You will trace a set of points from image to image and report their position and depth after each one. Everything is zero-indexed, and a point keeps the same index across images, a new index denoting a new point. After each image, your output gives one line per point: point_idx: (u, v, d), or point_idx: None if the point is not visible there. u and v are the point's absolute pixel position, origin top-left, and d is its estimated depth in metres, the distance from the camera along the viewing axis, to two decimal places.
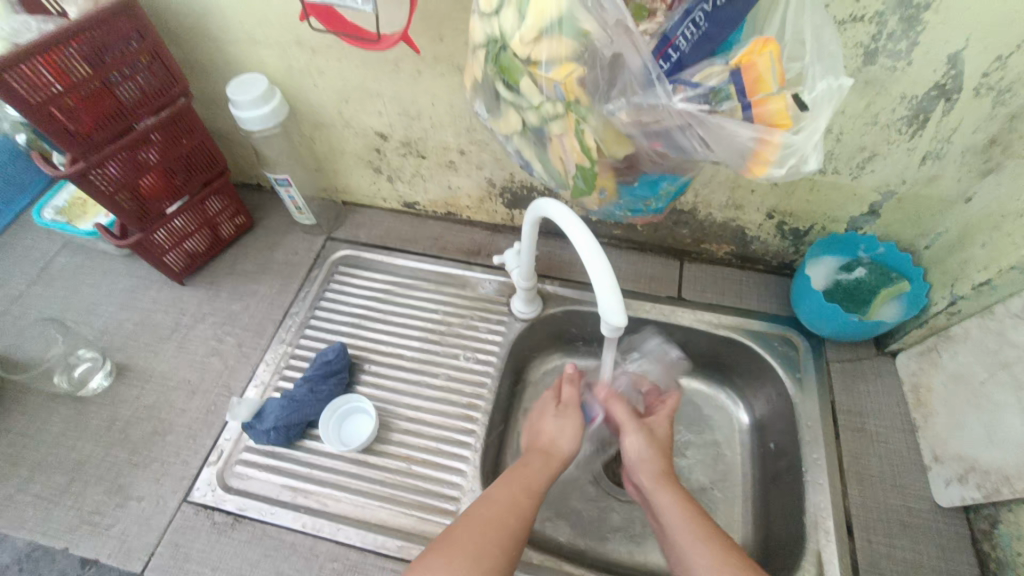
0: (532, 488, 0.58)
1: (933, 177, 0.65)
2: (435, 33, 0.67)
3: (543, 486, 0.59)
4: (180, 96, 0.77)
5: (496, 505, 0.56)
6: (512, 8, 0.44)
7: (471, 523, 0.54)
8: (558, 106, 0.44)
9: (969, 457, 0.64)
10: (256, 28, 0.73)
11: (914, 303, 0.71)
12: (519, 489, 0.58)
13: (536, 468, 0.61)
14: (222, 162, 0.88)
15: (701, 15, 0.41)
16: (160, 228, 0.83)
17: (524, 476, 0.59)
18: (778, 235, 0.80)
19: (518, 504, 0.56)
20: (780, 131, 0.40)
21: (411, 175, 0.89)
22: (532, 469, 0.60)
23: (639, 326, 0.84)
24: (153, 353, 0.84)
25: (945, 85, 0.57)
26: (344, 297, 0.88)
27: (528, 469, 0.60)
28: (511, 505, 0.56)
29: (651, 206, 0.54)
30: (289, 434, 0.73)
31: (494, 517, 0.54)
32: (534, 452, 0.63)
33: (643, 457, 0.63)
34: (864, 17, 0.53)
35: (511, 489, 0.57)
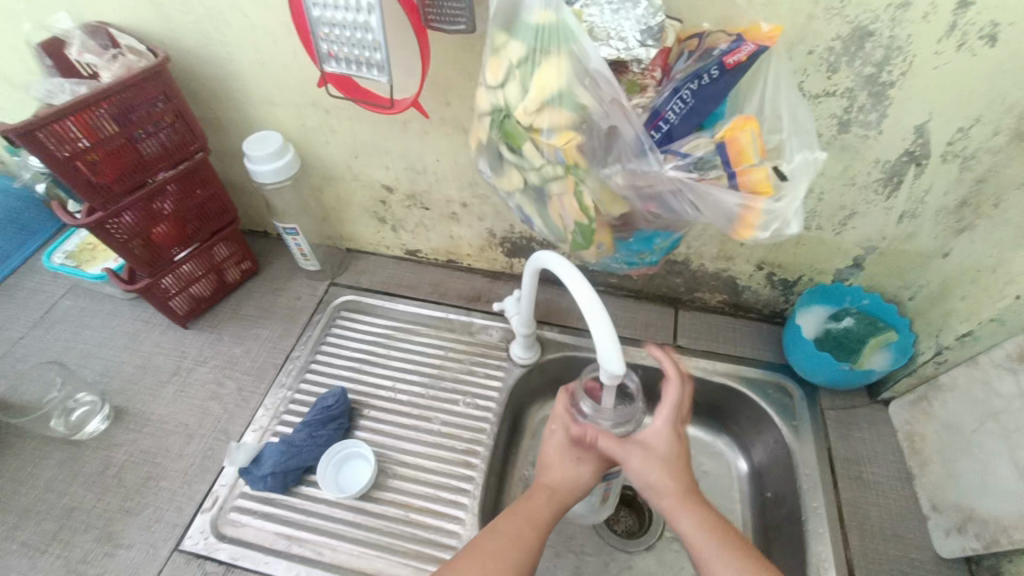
0: (535, 522, 0.59)
1: (911, 234, 0.69)
2: (443, 98, 0.72)
3: (549, 520, 0.60)
4: (198, 151, 0.81)
5: (502, 538, 0.57)
6: (516, 82, 0.48)
7: (485, 542, 0.56)
8: (559, 169, 0.48)
9: (967, 507, 0.65)
10: (274, 91, 0.78)
11: (902, 351, 0.73)
12: (524, 521, 0.58)
13: (541, 501, 0.61)
14: (233, 211, 0.91)
15: (689, 93, 0.46)
16: (168, 274, 0.85)
17: (527, 508, 0.60)
18: (768, 285, 0.83)
19: (524, 538, 0.57)
20: (762, 198, 0.44)
21: (414, 225, 0.93)
22: (537, 501, 0.61)
23: (636, 372, 0.85)
24: (151, 397, 0.84)
25: (914, 152, 0.62)
26: (344, 342, 0.90)
27: (533, 503, 0.60)
28: (514, 538, 0.57)
29: (646, 259, 0.58)
30: (286, 480, 0.73)
31: (505, 547, 0.56)
32: (540, 485, 0.62)
33: (656, 482, 0.58)
34: (835, 93, 0.59)
35: (518, 523, 0.58)
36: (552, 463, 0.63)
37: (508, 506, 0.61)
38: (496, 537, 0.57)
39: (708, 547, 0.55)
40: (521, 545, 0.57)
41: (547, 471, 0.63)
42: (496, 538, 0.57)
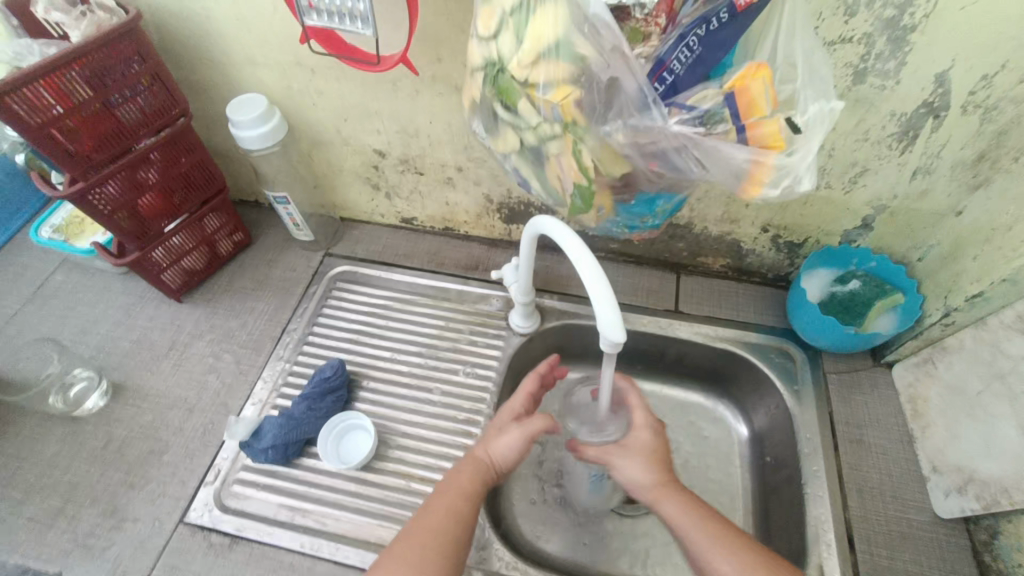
0: (466, 492, 0.60)
1: (923, 191, 0.66)
2: (433, 54, 0.68)
3: (477, 489, 0.61)
4: (180, 116, 0.77)
5: (437, 512, 0.57)
6: (509, 33, 0.44)
7: (424, 517, 0.57)
8: (555, 127, 0.45)
9: (968, 469, 0.65)
10: (255, 49, 0.74)
11: (908, 315, 0.72)
12: (454, 494, 0.59)
13: (469, 473, 0.62)
14: (221, 181, 0.88)
15: (695, 40, 0.43)
16: (158, 247, 0.83)
17: (460, 482, 0.61)
18: (773, 248, 0.81)
19: (459, 510, 0.58)
20: (774, 153, 0.41)
21: (409, 191, 0.90)
22: (467, 472, 0.62)
23: (637, 339, 0.84)
24: (149, 371, 0.83)
25: (932, 103, 0.58)
26: (342, 314, 0.88)
27: (461, 475, 0.61)
28: (452, 512, 0.58)
29: (648, 223, 0.56)
30: (287, 453, 0.73)
31: (437, 521, 0.57)
32: (470, 455, 0.64)
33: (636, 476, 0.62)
34: (852, 38, 0.55)
35: (449, 497, 0.59)
36: (489, 437, 0.65)
37: (440, 482, 0.61)
38: (432, 512, 0.58)
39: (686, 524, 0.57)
40: (454, 519, 0.57)
41: (482, 444, 0.65)
42: (430, 515, 0.57)
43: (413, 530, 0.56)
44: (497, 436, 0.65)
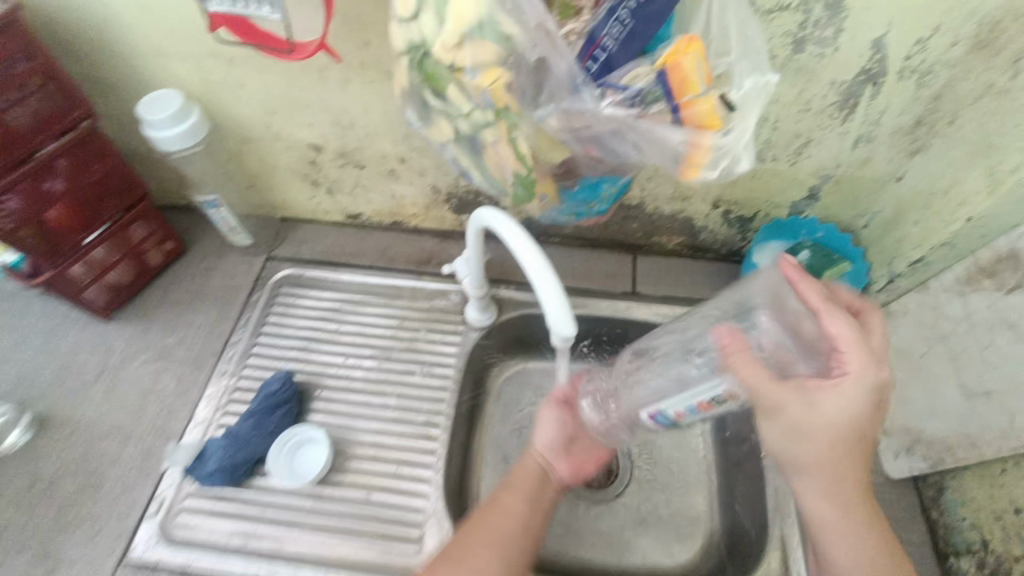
0: (520, 525, 0.58)
1: (866, 159, 0.67)
2: (360, 38, 0.63)
3: (525, 523, 0.58)
4: (83, 119, 0.70)
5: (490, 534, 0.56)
6: (430, 13, 0.41)
7: (467, 540, 0.55)
8: (488, 115, 0.43)
9: (914, 429, 0.67)
10: (162, 40, 0.68)
11: (857, 280, 0.74)
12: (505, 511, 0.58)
13: (520, 504, 0.59)
14: (142, 185, 0.81)
15: (627, 13, 0.39)
16: (75, 263, 0.76)
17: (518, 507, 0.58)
18: (725, 224, 0.81)
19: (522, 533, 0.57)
20: (710, 132, 0.39)
21: (351, 186, 0.85)
22: (518, 498, 0.60)
23: (596, 324, 0.83)
24: (79, 399, 0.77)
25: (871, 71, 0.58)
26: (288, 321, 0.84)
27: (517, 504, 0.59)
28: (498, 544, 0.55)
29: (595, 209, 0.54)
30: (236, 474, 0.70)
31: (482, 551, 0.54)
32: (522, 477, 0.62)
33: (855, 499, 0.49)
34: (790, 6, 0.53)
35: (497, 522, 0.57)
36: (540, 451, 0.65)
37: (494, 502, 0.59)
38: (475, 540, 0.55)
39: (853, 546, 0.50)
40: (500, 547, 0.55)
41: (532, 458, 0.64)
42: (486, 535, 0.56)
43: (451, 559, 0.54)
44: (556, 456, 0.65)
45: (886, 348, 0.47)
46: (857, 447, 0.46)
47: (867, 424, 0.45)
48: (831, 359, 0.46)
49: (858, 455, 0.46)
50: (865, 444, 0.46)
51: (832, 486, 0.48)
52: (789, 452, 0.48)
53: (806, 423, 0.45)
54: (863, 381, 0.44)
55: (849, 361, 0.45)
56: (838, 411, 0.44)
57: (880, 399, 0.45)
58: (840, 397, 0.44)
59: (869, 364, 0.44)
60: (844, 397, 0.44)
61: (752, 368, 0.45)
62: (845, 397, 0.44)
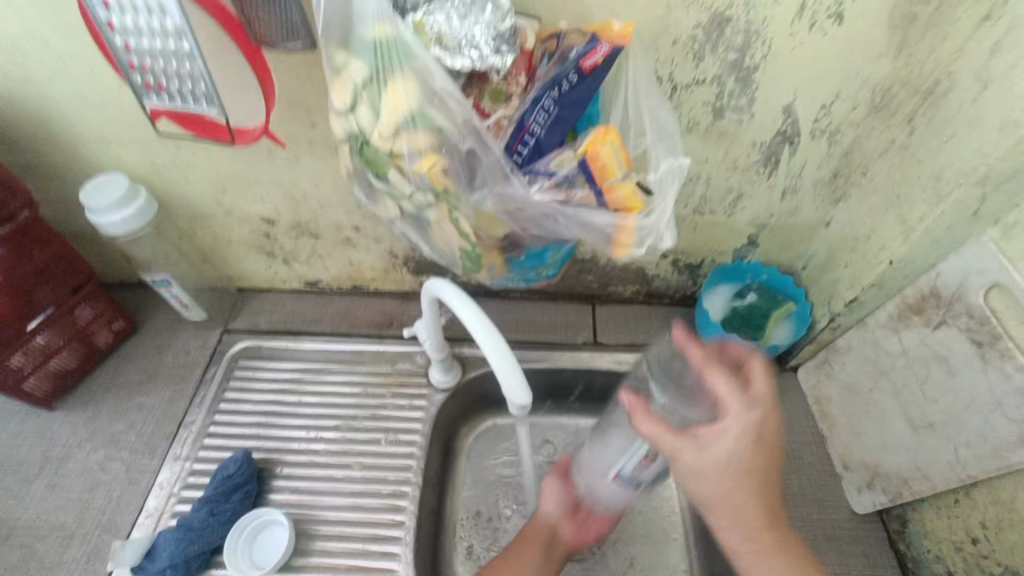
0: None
1: (795, 208, 0.71)
2: (305, 119, 0.65)
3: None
4: (22, 208, 0.69)
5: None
6: (366, 105, 0.43)
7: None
8: (429, 196, 0.44)
9: (871, 464, 0.69)
10: (108, 128, 0.68)
11: (801, 321, 0.77)
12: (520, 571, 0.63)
13: (528, 563, 0.64)
14: (88, 266, 0.79)
15: (551, 101, 0.42)
16: (16, 351, 0.73)
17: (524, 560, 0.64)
18: (675, 271, 0.84)
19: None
20: (633, 215, 0.42)
21: (307, 255, 0.85)
22: (527, 555, 0.65)
23: (561, 377, 0.84)
24: (16, 501, 0.72)
25: (786, 131, 0.63)
26: (247, 395, 0.82)
27: (524, 564, 0.64)
28: None
29: (543, 274, 0.55)
30: (190, 569, 0.65)
31: None
32: (527, 537, 0.67)
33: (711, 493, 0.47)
34: (704, 81, 0.58)
35: None
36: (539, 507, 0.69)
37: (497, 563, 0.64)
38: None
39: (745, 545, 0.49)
40: None
41: (536, 524, 0.68)
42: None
43: None
44: (562, 516, 0.68)
45: (770, 395, 0.48)
46: (750, 491, 0.47)
47: (754, 466, 0.47)
48: (718, 409, 0.49)
49: (763, 499, 0.48)
50: (755, 486, 0.47)
51: (735, 514, 0.48)
52: (687, 490, 0.49)
53: (698, 469, 0.47)
54: (737, 419, 0.47)
55: (727, 414, 0.47)
56: (720, 455, 0.47)
57: (759, 439, 0.47)
58: (718, 441, 0.47)
59: (745, 410, 0.47)
60: (725, 438, 0.47)
61: (651, 423, 0.49)
62: (722, 437, 0.46)
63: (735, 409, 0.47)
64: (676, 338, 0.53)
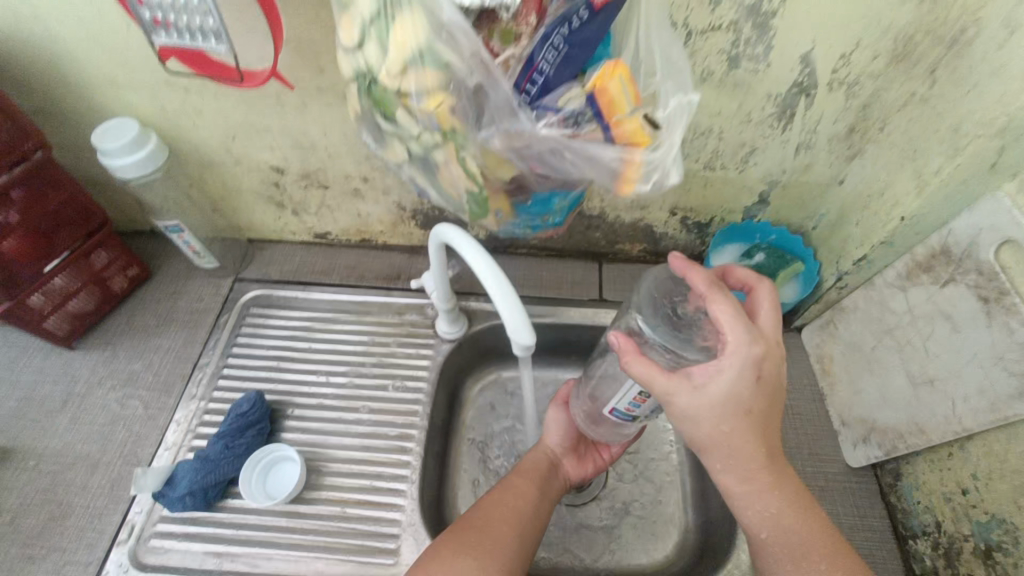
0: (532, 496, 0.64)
1: (808, 165, 0.70)
2: (312, 63, 0.65)
3: (539, 494, 0.65)
4: (36, 149, 0.70)
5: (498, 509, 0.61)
6: (373, 42, 0.42)
7: (480, 515, 0.59)
8: (436, 136, 0.44)
9: (869, 420, 0.70)
10: (116, 70, 0.68)
11: (809, 280, 0.78)
12: (519, 496, 0.63)
13: (526, 484, 0.65)
14: (102, 212, 0.80)
15: (560, 38, 0.41)
16: (35, 292, 0.75)
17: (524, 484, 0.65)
18: (684, 230, 0.83)
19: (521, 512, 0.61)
20: (640, 149, 0.41)
21: (317, 206, 0.86)
22: (527, 479, 0.66)
23: (565, 332, 0.85)
24: (43, 431, 0.76)
25: (802, 83, 0.61)
26: (259, 341, 0.84)
27: (524, 483, 0.66)
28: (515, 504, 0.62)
29: (549, 221, 0.55)
30: (208, 497, 0.69)
31: (498, 527, 0.59)
32: (529, 465, 0.69)
33: (717, 436, 0.49)
34: (721, 27, 0.56)
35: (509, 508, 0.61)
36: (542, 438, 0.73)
37: (500, 484, 0.65)
38: (500, 506, 0.61)
39: (752, 493, 0.52)
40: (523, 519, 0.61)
41: (539, 451, 0.71)
42: (507, 503, 0.62)
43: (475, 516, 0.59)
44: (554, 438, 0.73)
45: (773, 336, 0.49)
46: (755, 430, 0.49)
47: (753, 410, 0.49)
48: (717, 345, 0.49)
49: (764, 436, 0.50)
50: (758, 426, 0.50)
51: (733, 456, 0.50)
52: (687, 433, 0.51)
53: (694, 412, 0.48)
54: (738, 359, 0.47)
55: (729, 352, 0.47)
56: (718, 393, 0.47)
57: (761, 374, 0.48)
58: (716, 380, 0.47)
59: (747, 344, 0.47)
60: (724, 378, 0.47)
61: (644, 364, 0.49)
62: (722, 379, 0.47)
63: (736, 349, 0.47)
64: (677, 269, 0.53)
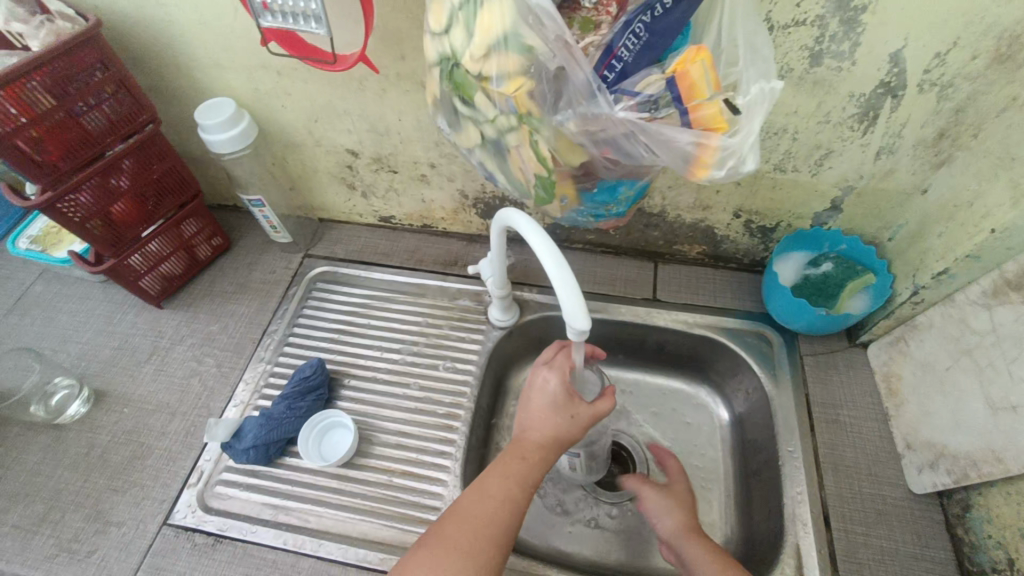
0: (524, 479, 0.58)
1: (888, 171, 0.67)
2: (396, 51, 0.68)
3: (533, 479, 0.58)
4: (148, 123, 0.77)
5: (490, 500, 0.56)
6: (460, 27, 0.44)
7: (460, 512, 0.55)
8: (512, 119, 0.46)
9: (939, 444, 0.66)
10: (221, 53, 0.74)
11: (879, 295, 0.73)
12: (513, 482, 0.57)
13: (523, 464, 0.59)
14: (195, 184, 0.88)
15: (642, 26, 0.42)
16: (134, 253, 0.83)
17: (517, 469, 0.58)
18: (746, 233, 0.81)
19: (512, 500, 0.56)
20: (717, 134, 0.42)
21: (384, 189, 0.90)
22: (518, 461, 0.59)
23: (615, 328, 0.85)
24: (131, 377, 0.84)
25: (889, 83, 0.59)
26: (322, 314, 0.89)
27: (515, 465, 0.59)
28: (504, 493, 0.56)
29: (613, 211, 0.56)
30: (269, 453, 0.74)
31: (485, 514, 0.55)
32: (519, 443, 0.60)
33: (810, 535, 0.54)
34: (806, 21, 0.55)
35: (494, 497, 0.56)
36: (534, 413, 0.62)
37: (495, 467, 0.59)
38: (486, 499, 0.56)
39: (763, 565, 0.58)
40: (510, 507, 0.56)
41: (536, 428, 0.61)
42: (492, 489, 0.57)
43: (462, 508, 0.56)
44: (551, 415, 0.61)
45: None
46: (672, 508, 0.69)
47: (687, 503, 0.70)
48: None
49: (690, 517, 0.68)
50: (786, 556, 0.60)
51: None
52: None
53: None
54: None
55: None
56: None
57: None
58: None
59: None
60: None
61: None
62: None
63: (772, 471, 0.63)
64: None
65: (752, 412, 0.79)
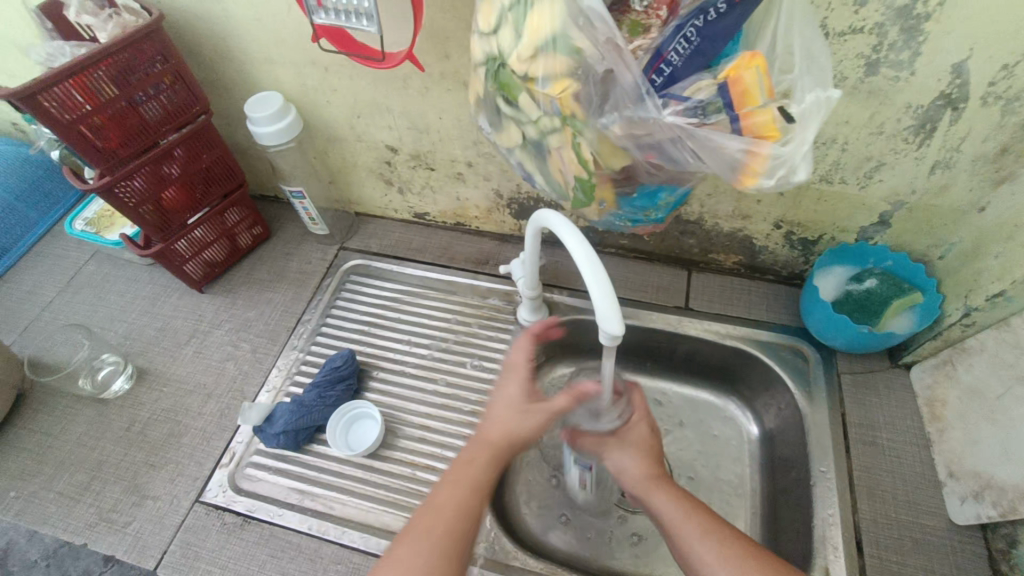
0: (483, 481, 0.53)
1: (943, 187, 0.64)
2: (441, 50, 0.69)
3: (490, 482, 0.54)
4: (201, 114, 0.81)
5: (438, 510, 0.51)
6: (509, 28, 0.45)
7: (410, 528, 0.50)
8: (555, 121, 0.45)
9: (985, 474, 0.63)
10: (272, 48, 0.77)
11: (927, 314, 0.70)
12: (461, 486, 0.52)
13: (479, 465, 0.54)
14: (241, 175, 0.91)
15: (693, 30, 0.42)
16: (180, 239, 0.86)
17: (467, 474, 0.53)
18: (786, 245, 0.79)
19: (463, 508, 0.51)
20: (768, 142, 0.41)
21: (420, 186, 0.91)
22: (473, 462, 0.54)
23: (645, 336, 0.84)
24: (172, 357, 0.87)
25: (950, 95, 0.56)
26: (354, 306, 0.90)
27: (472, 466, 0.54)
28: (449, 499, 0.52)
29: (651, 217, 0.55)
30: (298, 439, 0.76)
31: (432, 524, 0.50)
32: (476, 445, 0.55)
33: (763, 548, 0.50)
34: (864, 29, 0.53)
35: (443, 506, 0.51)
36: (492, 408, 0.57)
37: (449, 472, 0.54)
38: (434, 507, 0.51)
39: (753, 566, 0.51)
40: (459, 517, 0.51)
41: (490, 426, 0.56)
42: (439, 496, 0.52)
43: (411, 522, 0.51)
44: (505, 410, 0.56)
45: None
46: (632, 452, 0.63)
47: (649, 443, 0.64)
48: None
49: (654, 461, 0.63)
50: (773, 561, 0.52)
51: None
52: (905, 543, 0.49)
53: None
54: None
55: None
56: None
57: None
58: None
59: None
60: None
61: None
62: None
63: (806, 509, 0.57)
64: None
65: (784, 429, 0.77)
